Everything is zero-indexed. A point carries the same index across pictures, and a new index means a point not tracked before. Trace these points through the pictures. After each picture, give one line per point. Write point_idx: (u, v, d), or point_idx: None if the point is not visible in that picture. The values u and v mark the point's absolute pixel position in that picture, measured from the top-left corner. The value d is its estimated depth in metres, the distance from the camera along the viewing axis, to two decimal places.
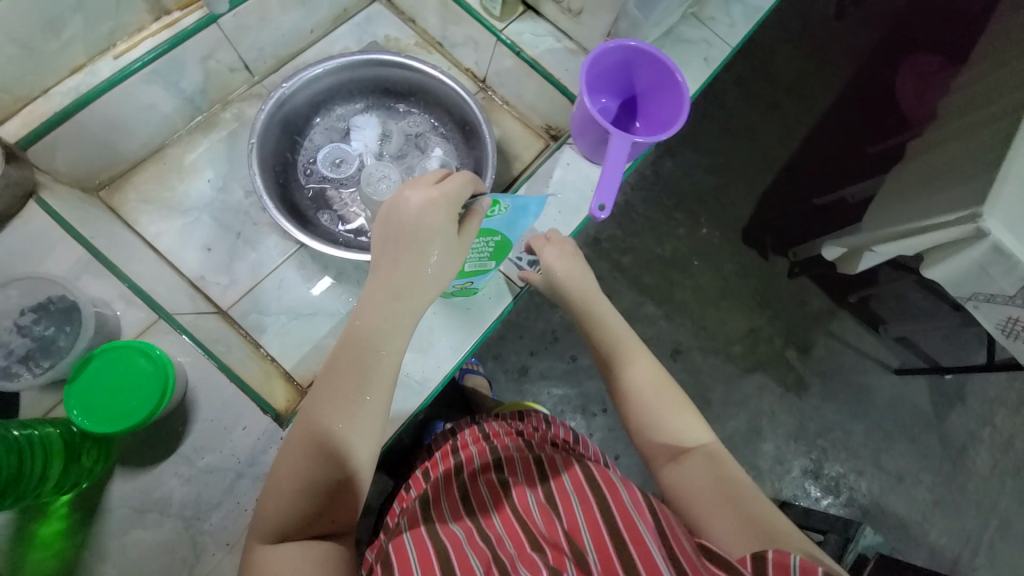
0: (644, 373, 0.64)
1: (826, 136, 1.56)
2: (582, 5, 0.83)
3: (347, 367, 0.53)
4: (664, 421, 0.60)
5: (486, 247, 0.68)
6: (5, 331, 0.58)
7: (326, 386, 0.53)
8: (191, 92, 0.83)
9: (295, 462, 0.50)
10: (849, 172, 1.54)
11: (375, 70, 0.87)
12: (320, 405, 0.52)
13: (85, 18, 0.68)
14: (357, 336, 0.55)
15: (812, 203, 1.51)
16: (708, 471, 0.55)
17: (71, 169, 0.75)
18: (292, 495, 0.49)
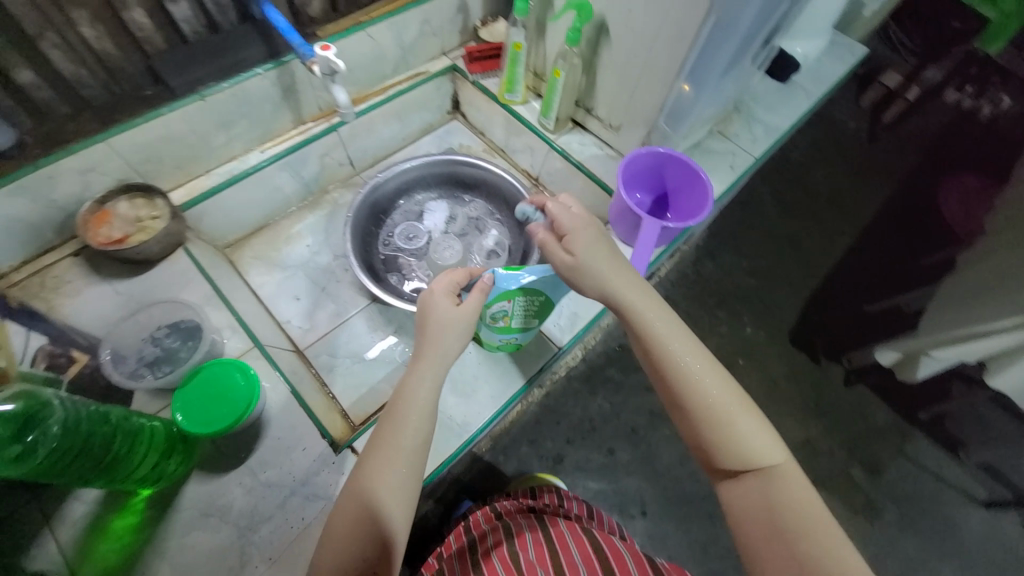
0: (709, 381, 0.61)
1: (867, 245, 1.61)
2: (621, 122, 1.02)
3: (387, 451, 0.60)
4: (736, 438, 0.58)
5: (531, 305, 0.73)
6: (142, 340, 0.72)
7: (367, 468, 0.60)
8: (309, 179, 1.07)
9: (346, 537, 0.57)
10: (901, 282, 1.54)
11: (450, 168, 1.08)
12: (363, 485, 0.58)
13: (250, 122, 0.93)
14: (394, 409, 0.63)
15: (867, 312, 1.50)
16: (779, 495, 0.56)
17: (211, 229, 0.96)
18: (343, 568, 0.55)
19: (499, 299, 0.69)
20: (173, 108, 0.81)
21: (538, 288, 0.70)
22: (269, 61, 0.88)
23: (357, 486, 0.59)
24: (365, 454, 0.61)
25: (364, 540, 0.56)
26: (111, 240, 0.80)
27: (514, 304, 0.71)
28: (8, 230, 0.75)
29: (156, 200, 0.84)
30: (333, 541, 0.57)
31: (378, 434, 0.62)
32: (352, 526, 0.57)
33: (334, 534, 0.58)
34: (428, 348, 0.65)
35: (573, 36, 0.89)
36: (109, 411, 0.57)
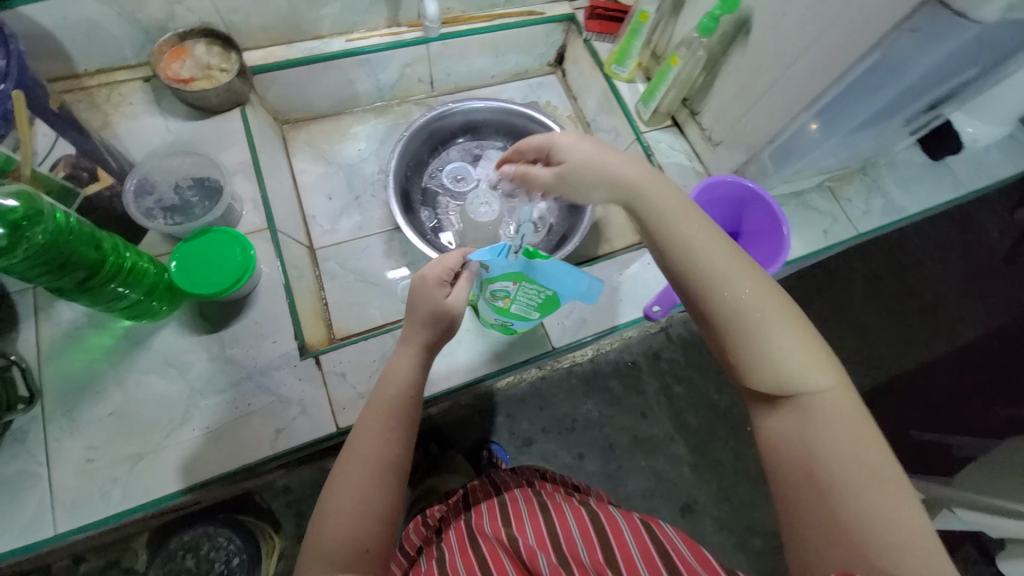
0: (727, 285, 0.49)
1: (948, 371, 1.40)
2: (722, 138, 0.90)
3: (397, 418, 0.55)
4: (766, 356, 0.47)
5: (536, 297, 0.68)
6: (166, 184, 0.72)
7: (371, 437, 0.54)
8: (383, 85, 1.03)
9: (355, 505, 0.50)
10: (964, 424, 1.34)
11: (523, 122, 1.00)
12: (373, 451, 0.53)
13: (343, 5, 0.89)
14: (396, 394, 0.57)
15: (912, 437, 1.32)
16: (824, 425, 0.45)
17: (275, 101, 0.96)
18: (349, 529, 0.49)
19: (504, 279, 0.64)
20: None
21: (547, 283, 0.64)
22: None
23: (364, 456, 0.53)
24: (364, 425, 0.56)
25: (372, 506, 0.51)
26: (178, 78, 0.81)
27: (519, 289, 0.66)
28: (91, 34, 0.77)
29: (232, 55, 0.84)
30: (336, 512, 0.50)
31: (378, 403, 0.56)
32: (361, 495, 0.51)
33: (336, 508, 0.50)
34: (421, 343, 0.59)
35: (707, 24, 0.77)
36: (102, 237, 0.58)
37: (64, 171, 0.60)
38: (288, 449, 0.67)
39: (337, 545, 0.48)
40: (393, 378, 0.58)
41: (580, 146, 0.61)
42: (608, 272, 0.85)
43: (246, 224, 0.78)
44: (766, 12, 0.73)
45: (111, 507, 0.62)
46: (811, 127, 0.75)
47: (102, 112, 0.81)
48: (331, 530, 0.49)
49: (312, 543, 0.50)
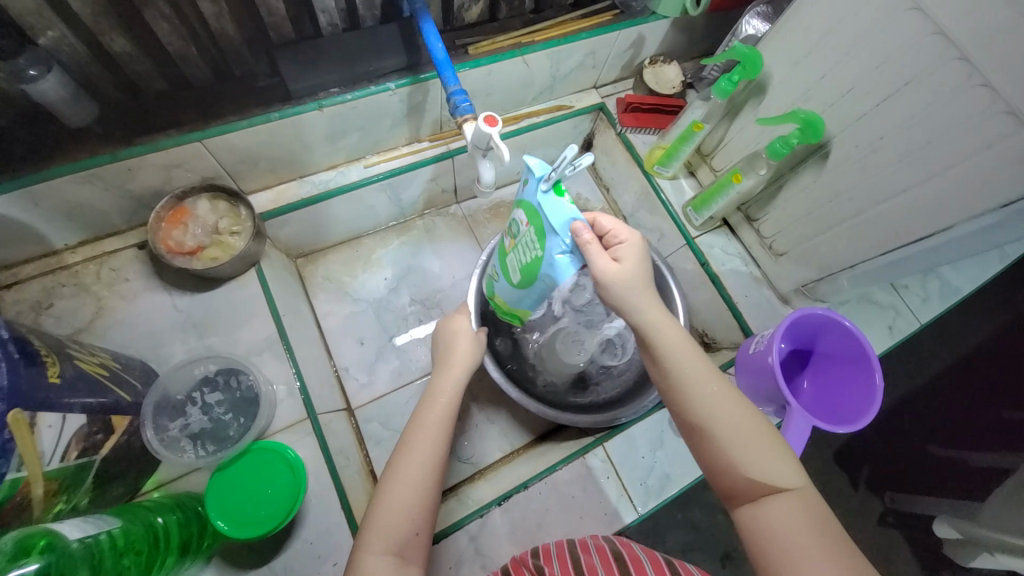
0: (695, 378, 0.51)
1: (974, 371, 1.15)
2: (787, 250, 0.84)
3: (442, 421, 0.58)
4: (731, 448, 0.49)
5: (527, 254, 0.58)
6: (187, 404, 0.62)
7: (424, 439, 0.56)
8: (405, 203, 0.92)
9: (409, 500, 0.52)
10: (995, 433, 1.11)
11: None
12: (426, 453, 0.55)
13: (361, 135, 0.78)
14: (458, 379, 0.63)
15: (928, 451, 1.10)
16: (797, 524, 0.45)
17: (288, 239, 0.85)
18: (405, 518, 0.51)
19: (521, 209, 0.57)
20: (284, 114, 0.67)
21: (543, 236, 0.53)
22: (404, 75, 0.72)
23: (412, 456, 0.55)
24: (412, 427, 0.58)
25: (419, 503, 0.53)
26: (183, 249, 0.70)
27: (525, 231, 0.58)
28: (71, 213, 0.64)
29: (241, 210, 0.73)
30: (388, 505, 0.52)
31: (430, 401, 0.60)
32: (414, 494, 0.52)
33: (392, 501, 0.52)
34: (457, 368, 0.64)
35: (779, 150, 0.70)
36: (124, 528, 0.48)
37: (74, 447, 0.49)
38: None
39: (395, 531, 0.50)
40: (441, 383, 0.62)
41: (638, 259, 0.55)
42: None
43: (282, 418, 0.67)
44: (850, 146, 0.67)
45: None
46: (896, 259, 0.70)
47: (91, 296, 0.68)
48: (391, 511, 0.51)
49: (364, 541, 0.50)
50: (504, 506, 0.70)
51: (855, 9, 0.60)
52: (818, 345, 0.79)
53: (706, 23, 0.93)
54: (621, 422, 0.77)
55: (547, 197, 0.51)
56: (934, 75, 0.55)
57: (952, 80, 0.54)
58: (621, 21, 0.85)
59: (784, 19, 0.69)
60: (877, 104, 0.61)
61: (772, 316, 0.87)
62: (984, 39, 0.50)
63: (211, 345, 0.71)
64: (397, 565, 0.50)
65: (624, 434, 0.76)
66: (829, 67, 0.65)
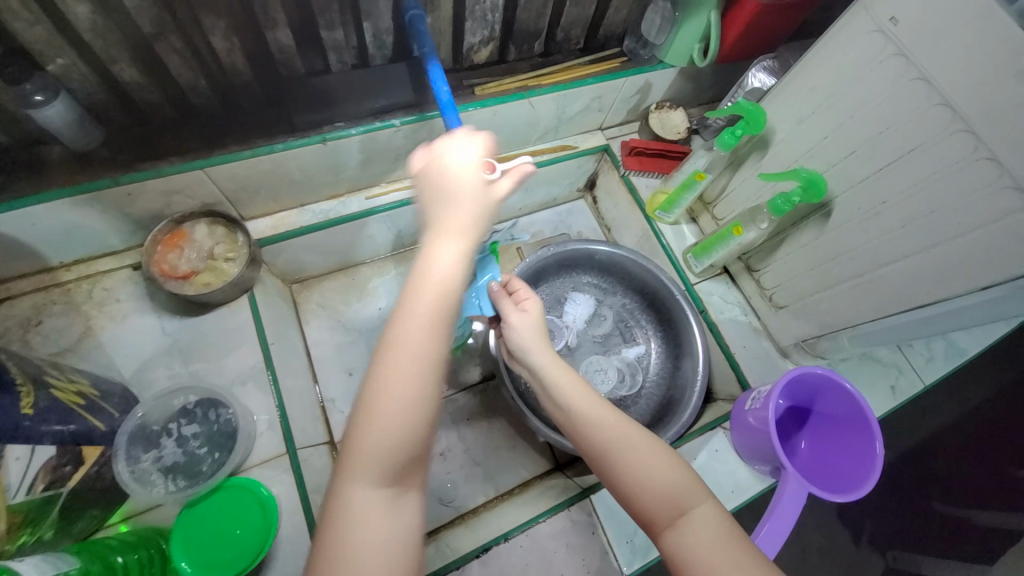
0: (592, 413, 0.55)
1: (980, 433, 1.10)
2: (787, 303, 0.83)
3: (431, 323, 0.43)
4: (636, 477, 0.51)
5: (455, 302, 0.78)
6: (162, 436, 0.61)
7: (415, 326, 0.43)
8: (405, 233, 0.92)
9: (403, 407, 0.41)
10: (1007, 496, 1.05)
11: (616, 261, 0.94)
12: (421, 346, 0.42)
13: (364, 167, 0.78)
14: (439, 283, 0.45)
15: (933, 509, 1.05)
16: (708, 539, 0.46)
17: (284, 265, 0.85)
18: (393, 448, 0.41)
19: None
20: (287, 146, 0.68)
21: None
22: (410, 113, 0.73)
23: (409, 351, 0.42)
24: (392, 328, 0.44)
25: (412, 430, 0.41)
26: (176, 273, 0.70)
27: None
28: (68, 233, 0.64)
29: (238, 235, 0.73)
30: (377, 421, 0.41)
31: (414, 295, 0.44)
32: (415, 406, 0.41)
33: (381, 411, 0.41)
34: (446, 234, 0.48)
35: (780, 206, 0.70)
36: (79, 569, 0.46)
37: (42, 479, 0.47)
38: None
39: (386, 460, 0.41)
40: (428, 257, 0.47)
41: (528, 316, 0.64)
42: None
43: (260, 452, 0.66)
44: (853, 206, 0.66)
45: None
46: (897, 323, 0.68)
47: (80, 315, 0.68)
48: (372, 439, 0.41)
49: (353, 474, 0.41)
50: (483, 558, 0.67)
51: (862, 74, 0.60)
52: (815, 406, 0.77)
53: (713, 73, 0.94)
54: None
55: (478, 262, 0.75)
56: (939, 144, 0.55)
57: (957, 150, 0.53)
58: (627, 70, 0.86)
59: (790, 77, 0.69)
60: (881, 168, 0.61)
61: (772, 370, 0.85)
62: (990, 115, 0.50)
63: (196, 371, 0.69)
64: (391, 499, 0.41)
65: None
66: (833, 128, 0.65)
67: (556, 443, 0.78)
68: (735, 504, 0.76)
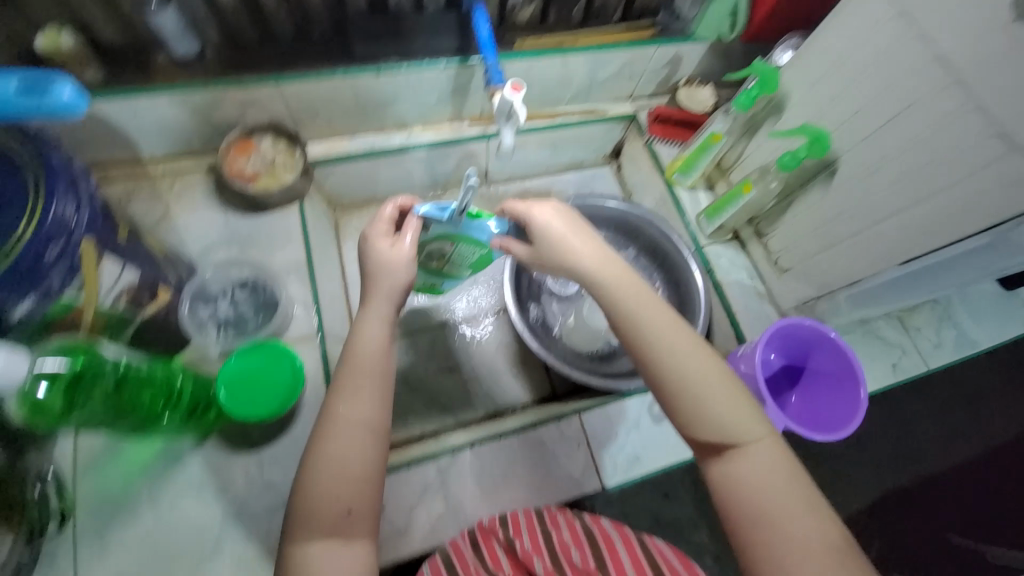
0: (670, 334, 0.53)
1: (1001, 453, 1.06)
2: (790, 266, 0.87)
3: (369, 390, 0.54)
4: (704, 409, 0.51)
5: (470, 256, 0.66)
6: (221, 295, 0.73)
7: (345, 409, 0.53)
8: (439, 174, 1.02)
9: (338, 479, 0.51)
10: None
11: (631, 219, 0.99)
12: (348, 426, 0.53)
13: (409, 105, 0.88)
14: (370, 359, 0.55)
15: (952, 544, 1.00)
16: (759, 477, 0.49)
17: (331, 189, 0.96)
18: (335, 502, 0.51)
19: (441, 239, 0.62)
20: (346, 74, 0.79)
21: (487, 248, 0.63)
22: (455, 56, 0.82)
23: (341, 432, 0.52)
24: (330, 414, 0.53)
25: (342, 487, 0.51)
26: (243, 174, 0.81)
27: (454, 250, 0.65)
28: (161, 128, 0.77)
29: (296, 151, 0.83)
30: (320, 487, 0.51)
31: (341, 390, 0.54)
32: (344, 463, 0.52)
33: (318, 481, 0.51)
34: (376, 321, 0.57)
35: (788, 163, 0.74)
36: (156, 369, 0.57)
37: (126, 297, 0.58)
38: None
39: (320, 513, 0.50)
40: (360, 344, 0.56)
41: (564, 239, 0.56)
42: None
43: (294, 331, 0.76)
44: (852, 166, 0.70)
45: None
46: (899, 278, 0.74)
47: (164, 201, 0.81)
48: (309, 499, 0.51)
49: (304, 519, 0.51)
50: (474, 449, 0.74)
51: (869, 36, 0.64)
52: (812, 355, 0.79)
53: (743, 52, 0.99)
54: (632, 391, 0.81)
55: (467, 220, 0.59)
56: (933, 99, 0.59)
57: (947, 105, 0.58)
58: (660, 38, 0.93)
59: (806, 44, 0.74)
60: (881, 124, 0.65)
61: None
62: (978, 67, 0.54)
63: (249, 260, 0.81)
64: (340, 542, 0.51)
65: (600, 410, 0.79)
66: (839, 90, 0.70)
67: (556, 368, 0.84)
68: None
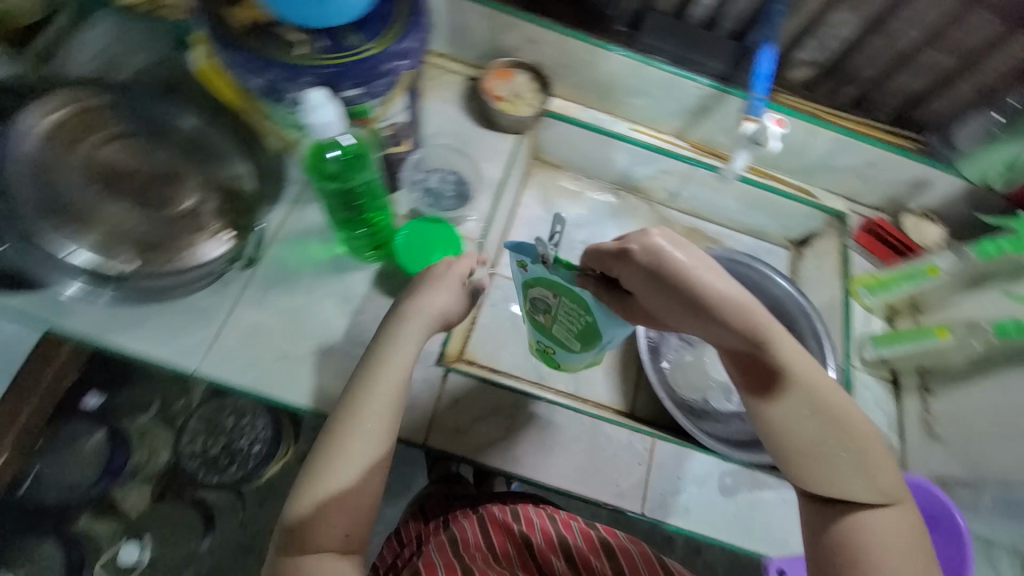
0: (799, 371, 0.52)
1: None
2: (946, 436, 0.81)
3: (383, 422, 0.56)
4: (823, 458, 0.51)
5: (574, 322, 0.63)
6: (438, 171, 0.88)
7: (359, 438, 0.55)
8: (633, 176, 1.07)
9: (341, 497, 0.54)
10: None
11: (789, 304, 0.95)
12: (358, 451, 0.55)
13: (649, 104, 0.94)
14: (393, 386, 0.58)
15: None
16: (873, 536, 0.49)
17: (541, 140, 1.03)
18: (332, 527, 0.53)
19: (543, 288, 0.61)
20: (620, 53, 0.87)
21: (589, 308, 0.59)
22: (716, 81, 0.88)
23: (354, 459, 0.55)
24: (343, 430, 0.56)
25: (346, 513, 0.54)
26: (493, 92, 0.91)
27: (557, 304, 0.62)
28: (458, 29, 0.91)
29: (541, 96, 0.93)
30: (320, 508, 0.53)
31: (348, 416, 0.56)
32: (353, 486, 0.54)
33: (317, 502, 0.53)
34: (393, 362, 0.59)
35: (1009, 330, 0.72)
36: (384, 195, 0.70)
37: (389, 131, 0.69)
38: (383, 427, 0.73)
39: (319, 532, 0.52)
40: (383, 375, 0.58)
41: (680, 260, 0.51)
42: (746, 481, 0.78)
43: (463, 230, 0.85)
44: None
45: (241, 380, 0.71)
46: None
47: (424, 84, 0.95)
48: (309, 508, 0.53)
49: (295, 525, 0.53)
50: (551, 405, 0.77)
51: None
52: (931, 531, 0.73)
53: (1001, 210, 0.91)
54: (712, 448, 0.79)
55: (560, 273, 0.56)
56: None
57: None
58: (917, 155, 0.90)
59: None
60: None
61: None
62: None
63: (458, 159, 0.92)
64: (338, 556, 0.53)
65: (675, 447, 0.78)
66: None
67: (657, 385, 0.86)
68: (773, 552, 0.76)
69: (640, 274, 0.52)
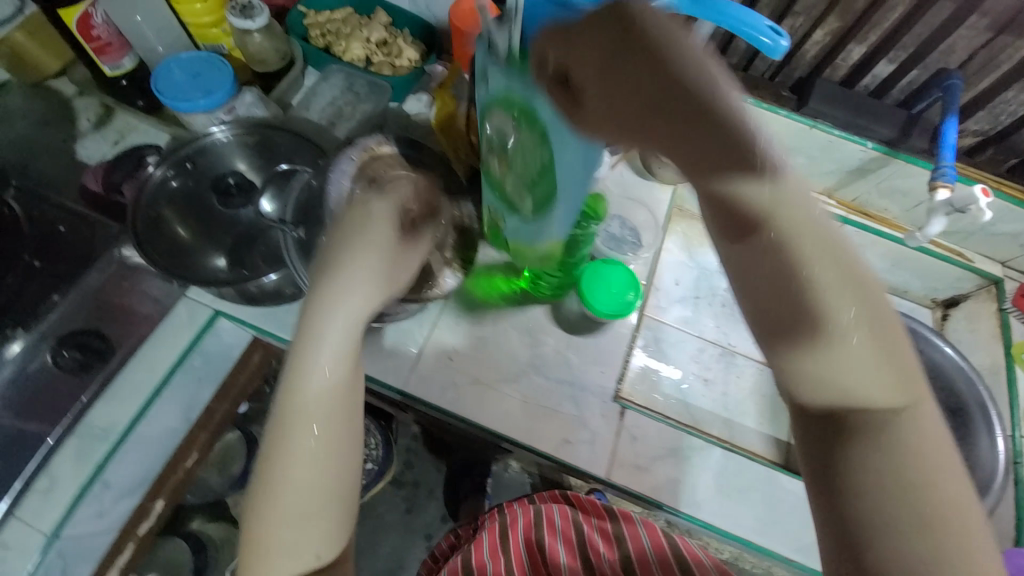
0: (800, 245, 0.42)
1: None
2: None
3: (303, 450, 0.50)
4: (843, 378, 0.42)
5: (530, 165, 0.56)
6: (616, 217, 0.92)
7: (283, 470, 0.49)
8: None
9: (273, 532, 0.49)
10: None
11: (949, 367, 0.93)
12: (290, 481, 0.49)
13: (807, 163, 0.99)
14: (314, 398, 0.51)
15: None
16: (902, 448, 0.40)
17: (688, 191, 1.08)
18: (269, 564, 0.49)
19: (498, 101, 0.53)
20: (789, 115, 0.92)
21: (547, 139, 0.51)
22: (883, 144, 0.91)
23: (285, 487, 0.49)
24: (270, 460, 0.50)
25: (278, 548, 0.49)
26: None
27: (515, 135, 0.54)
28: None
29: None
30: (261, 536, 0.49)
31: (289, 351, 0.51)
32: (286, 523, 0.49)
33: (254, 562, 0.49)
34: (307, 354, 0.51)
35: None
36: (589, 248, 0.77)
37: None
38: (568, 460, 0.74)
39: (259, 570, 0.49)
40: (299, 396, 0.50)
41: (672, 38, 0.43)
42: None
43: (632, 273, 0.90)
44: None
45: (440, 400, 0.76)
46: None
47: None
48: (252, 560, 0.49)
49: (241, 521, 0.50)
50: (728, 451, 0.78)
51: None
52: None
53: None
54: None
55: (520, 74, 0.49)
56: None
57: None
58: None
59: None
60: None
61: None
62: None
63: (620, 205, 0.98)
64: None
65: None
66: None
67: None
68: None
69: (610, 40, 0.43)
